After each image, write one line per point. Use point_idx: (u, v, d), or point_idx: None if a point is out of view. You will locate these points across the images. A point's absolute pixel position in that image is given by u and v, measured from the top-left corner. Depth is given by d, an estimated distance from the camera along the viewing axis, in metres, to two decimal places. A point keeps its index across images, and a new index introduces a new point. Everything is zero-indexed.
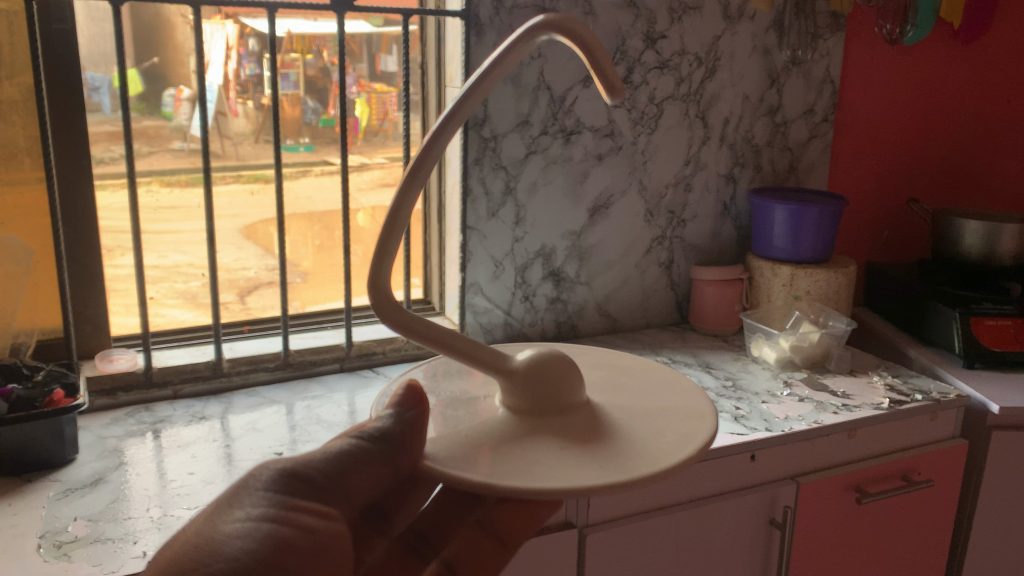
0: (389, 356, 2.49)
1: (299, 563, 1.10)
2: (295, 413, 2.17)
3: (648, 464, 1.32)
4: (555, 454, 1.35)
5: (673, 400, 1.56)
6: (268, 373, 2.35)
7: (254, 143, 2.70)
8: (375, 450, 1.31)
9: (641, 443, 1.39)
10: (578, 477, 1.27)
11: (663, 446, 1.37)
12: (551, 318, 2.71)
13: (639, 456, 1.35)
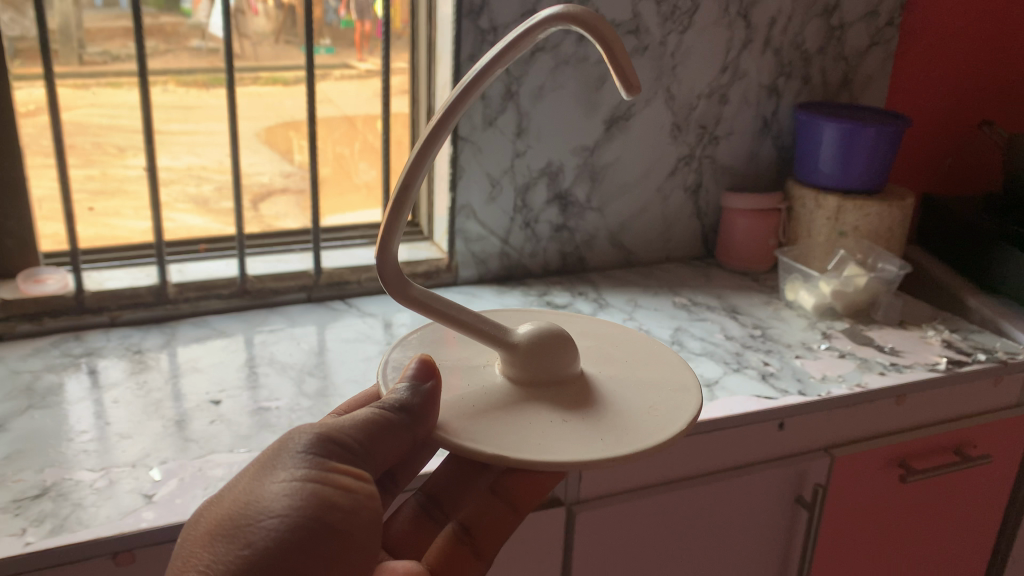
0: (364, 286, 2.16)
1: (344, 524, 1.00)
2: (247, 350, 1.86)
3: (658, 436, 1.17)
4: (551, 422, 1.21)
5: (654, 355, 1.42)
6: (222, 301, 2.03)
7: (275, 44, 2.10)
8: (394, 422, 1.12)
9: (640, 408, 1.25)
10: (581, 449, 1.14)
11: (667, 415, 1.23)
12: (555, 248, 2.36)
13: (642, 426, 1.21)
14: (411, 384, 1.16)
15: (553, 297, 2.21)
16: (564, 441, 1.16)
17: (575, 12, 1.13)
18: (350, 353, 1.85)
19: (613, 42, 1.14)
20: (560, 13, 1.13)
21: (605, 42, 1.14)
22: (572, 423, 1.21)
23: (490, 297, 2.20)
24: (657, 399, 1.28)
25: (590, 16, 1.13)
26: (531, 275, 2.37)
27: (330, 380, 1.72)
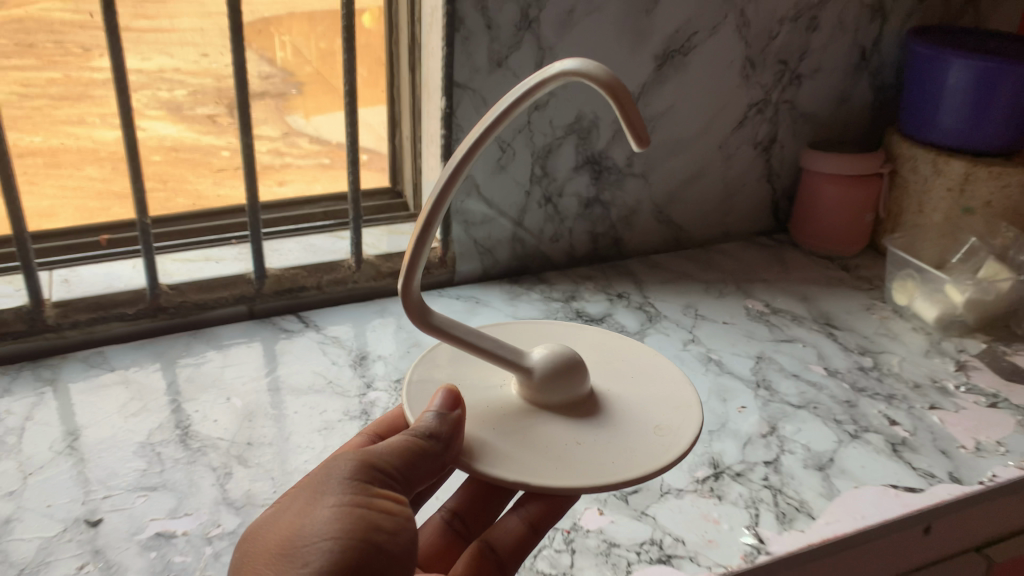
0: (327, 292, 1.59)
1: (394, 537, 0.89)
2: (157, 408, 1.29)
3: (662, 449, 1.02)
4: (554, 442, 1.03)
5: (665, 367, 1.20)
6: (127, 323, 1.46)
7: None
8: (426, 449, 0.96)
9: (647, 427, 1.07)
10: (576, 472, 0.98)
11: (678, 421, 1.08)
12: (583, 228, 1.77)
13: (648, 441, 1.04)
14: (437, 414, 0.98)
15: (585, 304, 1.63)
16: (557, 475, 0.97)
17: (580, 70, 0.88)
18: (304, 413, 1.29)
19: (626, 95, 0.87)
20: (564, 72, 0.89)
21: (617, 98, 0.87)
22: (569, 441, 1.04)
23: (501, 305, 1.62)
24: (663, 413, 1.09)
25: (600, 73, 0.87)
26: (552, 265, 1.78)
27: (271, 472, 1.17)
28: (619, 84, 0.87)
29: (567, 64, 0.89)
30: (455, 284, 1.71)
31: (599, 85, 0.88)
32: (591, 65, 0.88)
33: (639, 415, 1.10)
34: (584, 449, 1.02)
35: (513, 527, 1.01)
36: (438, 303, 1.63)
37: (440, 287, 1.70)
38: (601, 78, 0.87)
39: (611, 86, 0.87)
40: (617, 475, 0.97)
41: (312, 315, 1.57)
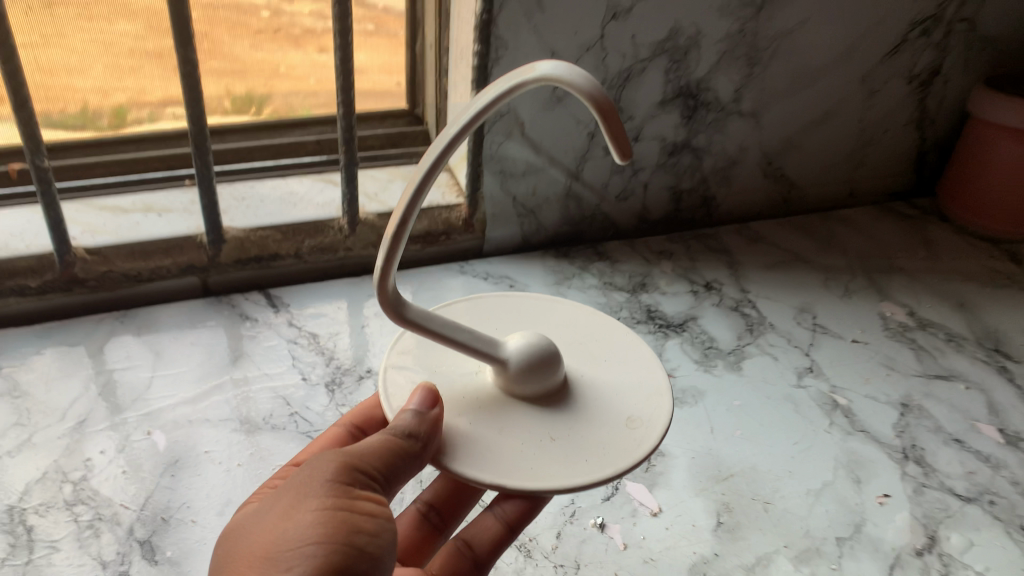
0: (310, 261, 1.17)
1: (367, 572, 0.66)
2: (45, 442, 0.91)
3: (637, 441, 0.79)
4: (519, 439, 0.79)
5: (633, 348, 0.90)
6: (30, 299, 1.05)
7: None
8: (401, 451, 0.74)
9: (615, 421, 0.82)
10: (539, 475, 0.75)
11: (650, 418, 0.82)
12: (663, 184, 1.30)
13: (616, 441, 0.79)
14: (413, 413, 0.76)
15: (659, 299, 1.19)
16: (530, 449, 0.78)
17: (563, 81, 0.63)
18: (250, 468, 0.90)
19: (612, 110, 0.63)
20: (547, 82, 0.63)
21: (604, 115, 0.63)
22: (542, 443, 0.79)
23: (544, 294, 1.18)
24: (634, 409, 0.83)
25: (591, 88, 0.62)
26: (617, 230, 1.33)
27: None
28: (609, 102, 0.63)
29: (552, 70, 0.63)
30: (484, 253, 1.26)
31: (588, 101, 0.63)
32: (577, 74, 0.63)
33: (610, 410, 0.83)
34: (552, 456, 0.77)
35: (483, 523, 0.80)
36: (459, 283, 1.20)
37: (463, 256, 1.26)
38: (592, 93, 0.62)
39: (599, 102, 0.63)
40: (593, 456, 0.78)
41: (286, 295, 1.15)
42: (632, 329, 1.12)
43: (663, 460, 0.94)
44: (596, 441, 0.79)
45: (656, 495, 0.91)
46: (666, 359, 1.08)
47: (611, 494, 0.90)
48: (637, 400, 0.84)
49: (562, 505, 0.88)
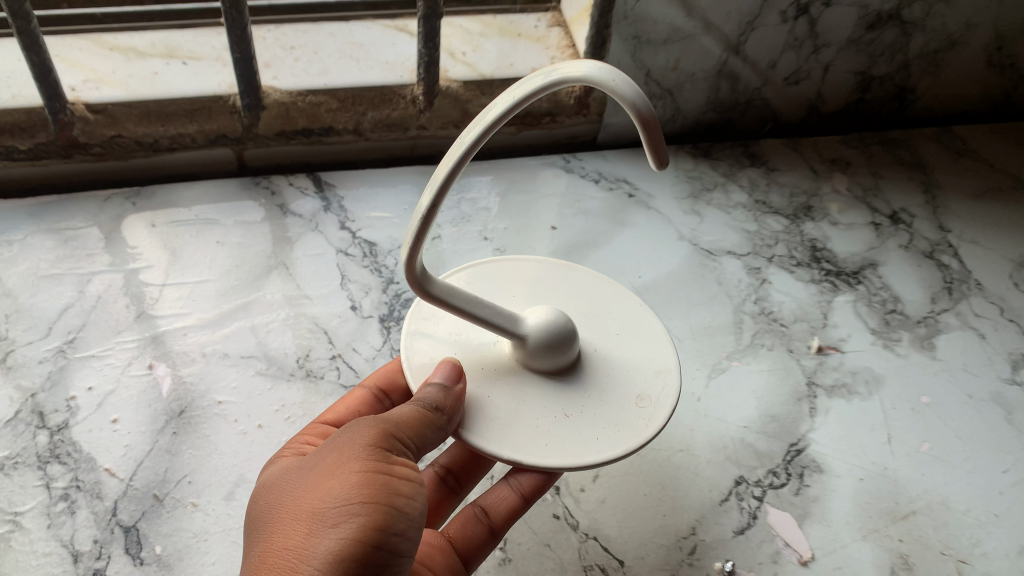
0: (376, 136, 0.91)
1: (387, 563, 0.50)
2: (21, 368, 0.71)
3: (652, 415, 0.59)
4: (528, 407, 0.60)
5: (621, 300, 0.69)
6: (20, 164, 0.83)
7: None
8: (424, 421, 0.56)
9: (624, 386, 0.62)
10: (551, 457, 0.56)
11: (664, 385, 0.62)
12: (851, 68, 0.96)
13: (629, 415, 0.60)
14: (440, 386, 0.58)
15: (828, 233, 0.90)
16: (536, 429, 0.58)
17: (601, 83, 0.47)
18: (273, 433, 0.69)
19: (658, 126, 0.47)
20: (583, 81, 0.48)
21: (648, 130, 0.47)
22: (536, 417, 0.59)
23: (673, 211, 0.89)
24: (640, 376, 0.63)
25: (633, 95, 0.47)
26: (776, 123, 1.00)
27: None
28: (652, 114, 0.48)
29: (592, 69, 0.48)
30: (598, 142, 0.97)
31: (630, 113, 0.47)
32: (617, 76, 0.47)
33: (608, 369, 0.63)
34: (549, 437, 0.57)
35: (496, 492, 0.61)
36: (564, 188, 0.91)
37: (569, 145, 0.97)
38: (635, 104, 0.47)
39: (642, 115, 0.47)
40: (615, 436, 0.58)
41: (340, 184, 0.91)
42: (789, 273, 0.85)
43: (819, 480, 0.70)
44: (604, 414, 0.60)
45: (808, 533, 0.66)
46: (831, 326, 0.81)
47: (746, 526, 0.67)
48: (640, 360, 0.64)
49: (680, 536, 0.65)
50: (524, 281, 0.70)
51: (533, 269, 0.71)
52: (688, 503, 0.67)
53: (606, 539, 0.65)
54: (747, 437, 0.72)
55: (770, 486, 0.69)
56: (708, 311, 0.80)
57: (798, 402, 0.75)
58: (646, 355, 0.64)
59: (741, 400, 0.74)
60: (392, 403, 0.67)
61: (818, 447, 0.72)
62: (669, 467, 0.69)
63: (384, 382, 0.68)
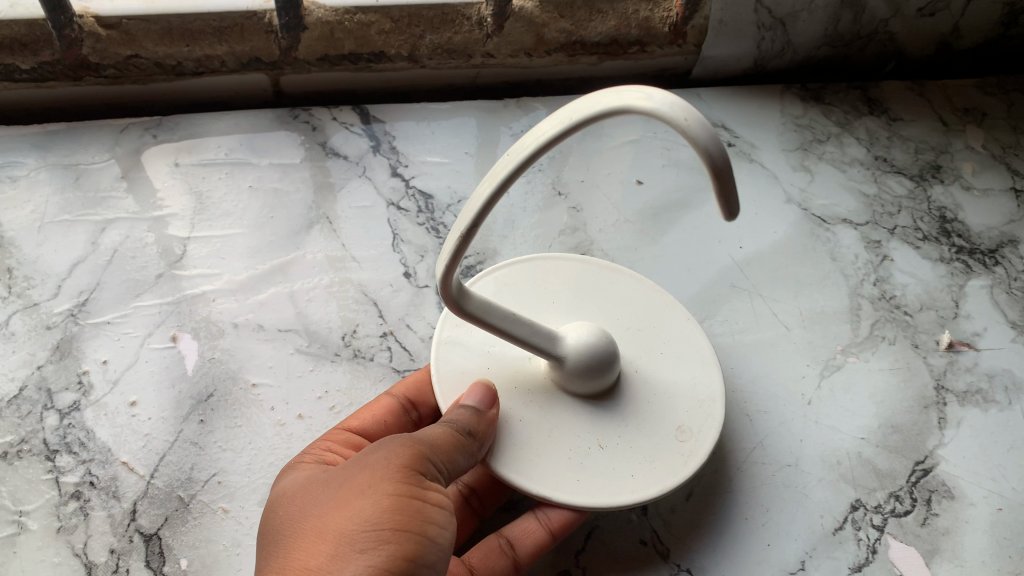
0: (434, 64, 0.78)
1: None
2: (27, 334, 0.62)
3: (692, 451, 0.54)
4: (559, 434, 0.54)
5: (668, 308, 0.62)
6: (22, 86, 0.72)
7: None
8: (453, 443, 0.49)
9: (666, 414, 0.56)
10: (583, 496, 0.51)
11: (707, 415, 0.56)
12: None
13: (668, 449, 0.54)
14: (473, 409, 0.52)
15: (960, 200, 0.76)
16: (568, 460, 0.53)
17: (670, 121, 0.39)
18: (314, 426, 0.59)
19: (732, 182, 0.39)
20: (650, 115, 0.39)
21: (719, 179, 0.39)
22: (568, 445, 0.54)
23: (780, 166, 0.78)
24: (681, 402, 0.57)
25: (706, 138, 0.39)
26: (899, 62, 0.86)
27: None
28: (728, 158, 0.39)
29: (663, 102, 0.39)
30: (692, 77, 0.85)
31: (699, 158, 0.39)
32: (692, 113, 0.39)
33: (647, 391, 0.57)
34: (579, 471, 0.52)
35: (522, 524, 0.53)
36: (649, 133, 0.80)
37: (658, 78, 0.85)
38: (708, 148, 0.39)
39: (715, 163, 0.39)
40: (652, 472, 0.53)
41: (391, 119, 0.78)
42: (913, 248, 0.73)
43: (950, 509, 0.59)
44: (640, 446, 0.54)
45: (938, 574, 0.56)
46: (964, 316, 0.69)
47: (865, 562, 0.56)
48: (684, 383, 0.57)
49: (787, 572, 0.55)
50: (560, 284, 0.63)
51: (569, 268, 0.64)
52: (795, 531, 0.57)
53: (701, 572, 0.55)
54: (865, 451, 0.61)
55: (892, 514, 0.58)
56: (819, 294, 0.69)
57: (924, 411, 0.63)
58: (691, 377, 0.58)
59: (858, 405, 0.63)
60: (420, 418, 0.58)
61: (949, 467, 0.61)
62: (773, 485, 0.59)
63: (413, 393, 0.59)
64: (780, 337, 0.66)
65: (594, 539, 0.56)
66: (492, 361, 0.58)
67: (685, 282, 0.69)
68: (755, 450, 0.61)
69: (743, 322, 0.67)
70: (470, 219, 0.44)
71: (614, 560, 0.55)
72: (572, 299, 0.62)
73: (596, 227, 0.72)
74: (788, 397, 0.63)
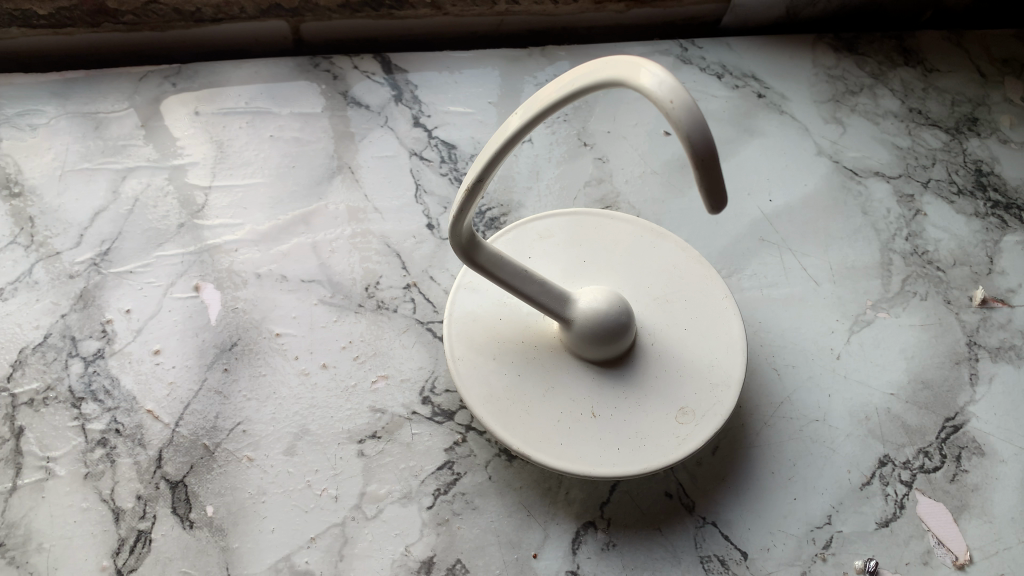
0: (460, 11, 0.77)
1: None
2: (50, 283, 0.62)
3: (688, 435, 0.52)
4: (558, 397, 0.54)
5: (706, 284, 0.60)
6: (40, 31, 0.72)
7: None
8: None
9: (673, 392, 0.54)
10: (564, 458, 0.51)
11: (715, 402, 0.54)
12: None
13: (663, 429, 0.52)
14: None
15: (997, 153, 0.74)
16: (558, 421, 0.53)
17: (658, 102, 0.38)
18: (339, 376, 0.59)
19: (714, 173, 0.38)
20: (642, 93, 0.39)
21: (702, 168, 0.38)
22: (562, 408, 0.53)
23: (811, 118, 0.76)
24: (694, 384, 0.55)
25: (690, 125, 0.37)
26: (936, 10, 0.83)
27: (228, 566, 0.51)
28: (714, 149, 0.38)
29: (654, 82, 0.39)
30: (722, 26, 0.83)
31: (682, 144, 0.38)
32: (680, 96, 0.38)
33: (660, 368, 0.56)
34: (565, 434, 0.52)
35: None
36: None
37: (686, 27, 0.83)
38: (690, 136, 0.38)
39: (697, 152, 0.38)
40: (638, 448, 0.52)
41: (413, 69, 0.77)
42: (947, 202, 0.71)
43: (980, 466, 0.58)
44: (635, 420, 0.53)
45: (966, 530, 0.55)
46: (998, 272, 0.67)
47: (892, 517, 0.55)
48: (701, 363, 0.56)
49: (813, 527, 0.55)
50: (594, 245, 0.62)
51: (607, 231, 0.63)
52: (822, 485, 0.56)
53: (727, 525, 0.54)
54: (895, 407, 0.60)
55: (921, 470, 0.58)
56: (850, 248, 0.68)
57: (955, 367, 0.62)
58: (709, 358, 0.56)
59: (889, 360, 0.62)
60: None
61: (980, 424, 0.60)
62: (801, 440, 0.58)
63: None
64: (810, 292, 0.65)
65: (620, 491, 0.55)
66: (505, 312, 0.59)
67: (713, 235, 0.68)
68: (783, 405, 0.60)
69: (773, 277, 0.66)
70: (478, 173, 0.46)
71: (640, 512, 0.55)
72: (603, 263, 0.61)
73: (622, 179, 0.71)
74: (818, 352, 0.62)
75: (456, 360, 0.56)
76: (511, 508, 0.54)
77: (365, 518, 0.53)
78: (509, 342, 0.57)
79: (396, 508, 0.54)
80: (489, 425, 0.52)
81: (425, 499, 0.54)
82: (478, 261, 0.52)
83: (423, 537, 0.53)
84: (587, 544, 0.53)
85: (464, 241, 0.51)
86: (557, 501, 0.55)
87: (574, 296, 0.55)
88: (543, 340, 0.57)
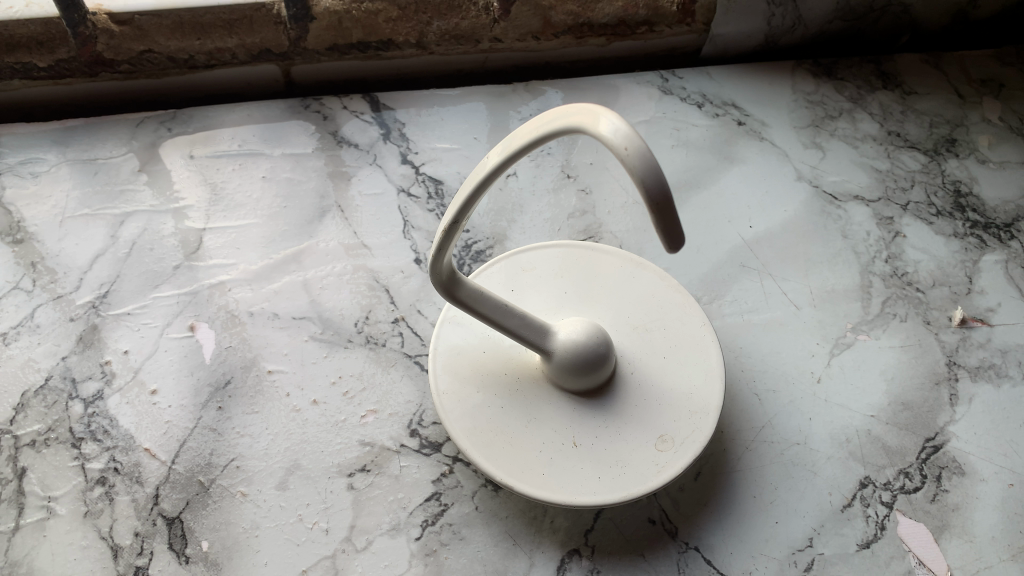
0: (446, 49, 0.79)
1: None
2: (52, 326, 0.64)
3: (667, 462, 0.53)
4: (542, 430, 0.55)
5: (684, 312, 0.61)
6: (41, 83, 0.74)
7: None
8: None
9: (652, 421, 0.56)
10: (545, 487, 0.52)
11: (694, 430, 0.55)
12: None
13: (642, 456, 0.54)
14: None
15: (975, 173, 0.76)
16: (542, 451, 0.54)
17: (614, 149, 0.40)
18: (329, 411, 0.60)
19: (671, 211, 0.40)
20: (599, 139, 0.41)
21: (657, 210, 0.40)
22: (544, 438, 0.55)
23: (791, 143, 0.78)
24: (674, 412, 0.56)
25: (645, 170, 0.39)
26: (914, 33, 0.86)
27: None
28: (668, 192, 0.40)
29: (610, 129, 0.40)
30: (702, 55, 0.85)
31: (637, 188, 0.40)
32: (634, 143, 0.40)
33: (641, 398, 0.57)
34: (548, 464, 0.53)
35: None
36: (659, 113, 0.79)
37: (668, 57, 0.85)
38: (644, 180, 0.39)
39: (652, 196, 0.40)
40: (619, 477, 0.53)
41: (401, 107, 0.79)
42: (926, 224, 0.73)
43: (960, 485, 0.59)
44: (615, 448, 0.54)
45: (947, 549, 0.56)
46: (978, 292, 0.68)
47: (873, 538, 0.56)
48: (680, 392, 0.57)
49: (795, 549, 0.55)
50: (576, 278, 0.64)
51: (589, 263, 0.64)
52: (804, 508, 0.57)
53: (711, 550, 0.55)
54: (875, 429, 0.61)
55: (901, 490, 0.58)
56: (829, 272, 0.69)
57: (935, 387, 0.63)
58: (687, 386, 0.57)
59: (868, 383, 0.63)
60: None
61: (960, 443, 0.60)
62: (783, 463, 0.59)
63: None
64: (791, 316, 0.66)
65: (604, 518, 0.56)
66: (488, 346, 0.60)
67: (695, 262, 0.69)
68: (764, 429, 0.61)
69: (753, 302, 0.67)
70: (454, 214, 0.48)
71: (624, 538, 0.56)
72: (584, 294, 0.63)
73: (605, 210, 0.73)
74: (798, 376, 0.63)
75: (441, 395, 0.57)
76: (497, 538, 0.55)
77: (355, 549, 0.54)
78: (494, 375, 0.58)
79: (384, 539, 0.55)
80: (474, 458, 0.54)
81: (413, 530, 0.56)
82: (459, 295, 0.54)
83: (411, 568, 0.54)
84: (571, 571, 0.54)
85: (447, 277, 0.52)
86: (542, 530, 0.56)
87: (554, 331, 0.56)
88: (525, 372, 0.59)
